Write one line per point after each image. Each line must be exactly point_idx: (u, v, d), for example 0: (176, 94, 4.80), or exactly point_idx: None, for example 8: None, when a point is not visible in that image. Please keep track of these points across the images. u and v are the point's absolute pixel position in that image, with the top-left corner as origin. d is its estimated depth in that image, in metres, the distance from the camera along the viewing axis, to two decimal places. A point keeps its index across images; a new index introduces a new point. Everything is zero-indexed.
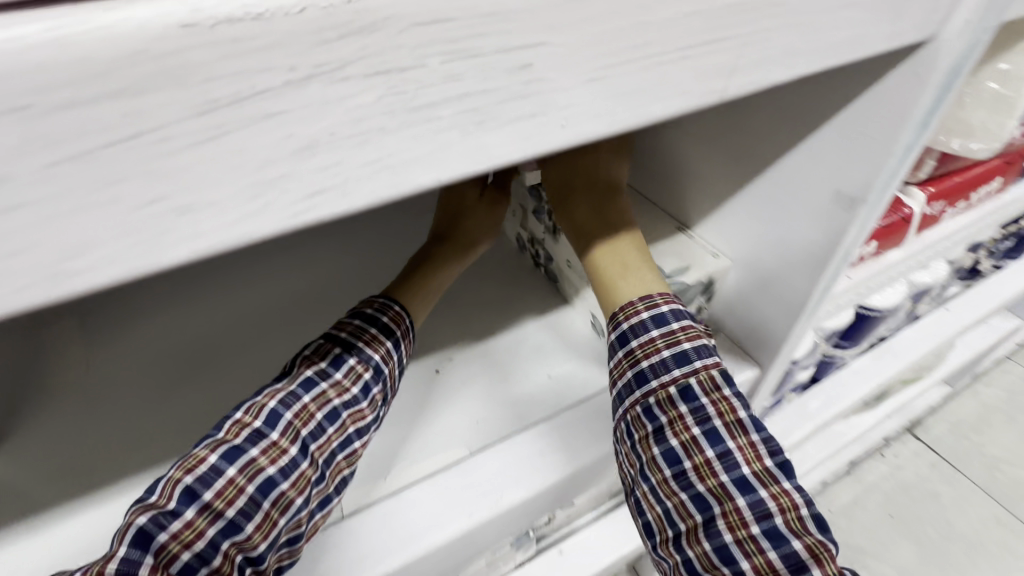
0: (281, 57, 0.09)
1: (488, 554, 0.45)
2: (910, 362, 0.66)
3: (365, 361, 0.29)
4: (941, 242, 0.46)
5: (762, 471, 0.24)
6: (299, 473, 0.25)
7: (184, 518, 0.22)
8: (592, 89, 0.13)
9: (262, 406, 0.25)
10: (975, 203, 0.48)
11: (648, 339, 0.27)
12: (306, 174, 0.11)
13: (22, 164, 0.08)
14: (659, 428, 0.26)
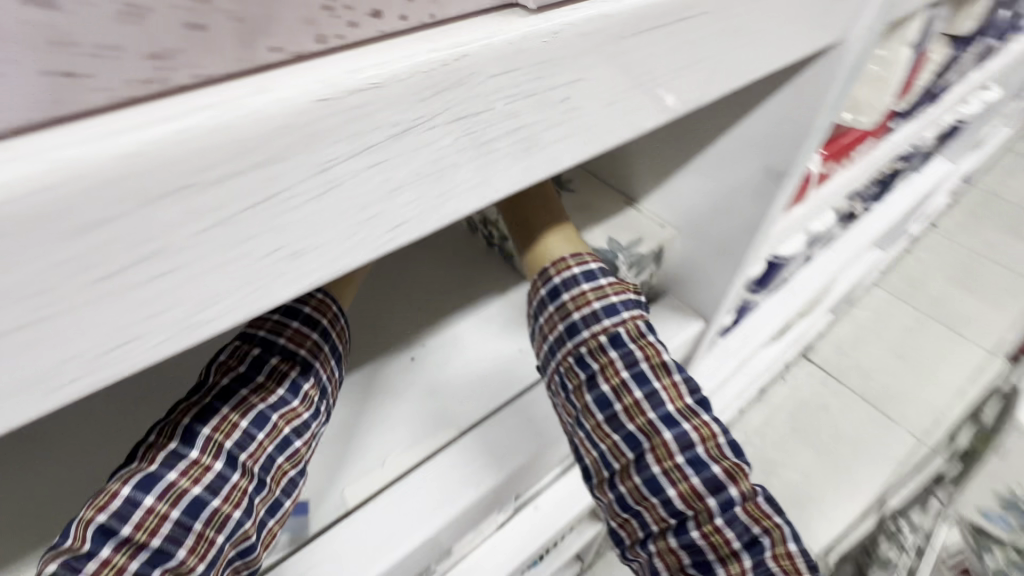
0: (381, 117, 0.12)
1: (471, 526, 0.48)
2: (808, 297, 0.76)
3: (291, 358, 0.28)
4: (834, 195, 0.54)
5: (680, 408, 0.31)
6: (231, 487, 0.24)
7: (145, 507, 0.22)
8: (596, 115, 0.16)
9: (175, 423, 0.24)
10: (860, 159, 0.57)
11: (585, 294, 0.32)
12: (393, 209, 0.14)
13: (196, 223, 0.12)
14: (591, 377, 0.31)
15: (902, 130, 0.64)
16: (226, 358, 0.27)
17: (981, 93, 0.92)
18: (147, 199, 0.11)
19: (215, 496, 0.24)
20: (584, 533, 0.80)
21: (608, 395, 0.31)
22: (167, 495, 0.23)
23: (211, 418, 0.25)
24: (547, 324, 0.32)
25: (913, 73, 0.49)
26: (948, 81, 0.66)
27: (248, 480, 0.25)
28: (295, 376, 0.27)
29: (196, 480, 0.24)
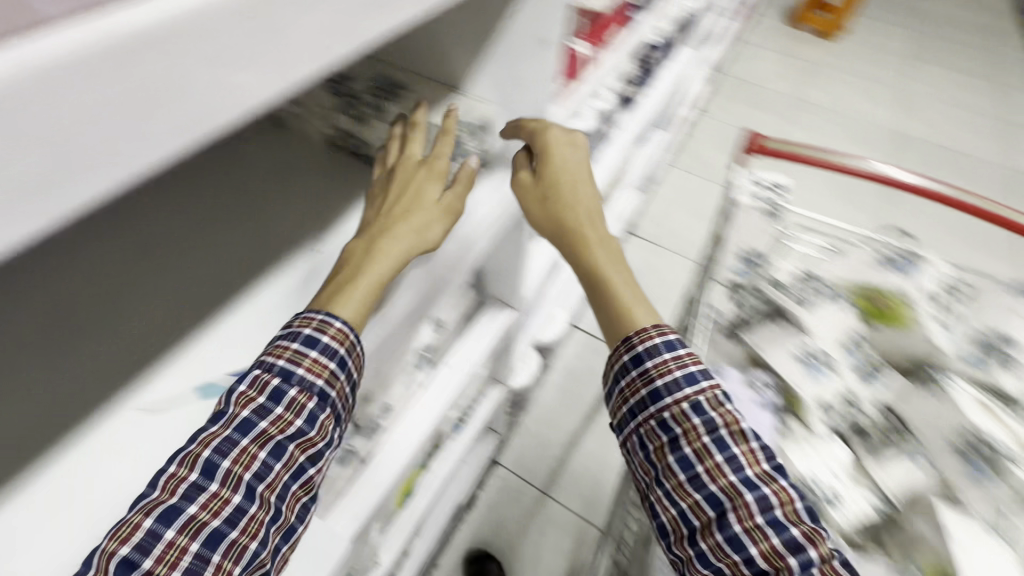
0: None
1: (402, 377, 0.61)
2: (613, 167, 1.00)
3: (308, 393, 0.39)
4: (605, 73, 0.75)
5: (757, 471, 0.45)
6: (248, 518, 0.35)
7: (165, 539, 0.32)
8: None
9: (195, 458, 0.34)
10: (617, 45, 0.78)
11: (665, 364, 0.49)
12: (353, 35, 0.26)
13: (240, 58, 0.21)
14: (676, 441, 0.47)
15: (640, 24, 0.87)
16: (246, 392, 0.37)
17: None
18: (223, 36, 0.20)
19: (232, 526, 0.34)
20: (493, 396, 0.99)
21: (687, 453, 0.47)
22: (184, 529, 0.33)
23: (228, 450, 0.35)
24: (628, 387, 0.51)
25: None
26: None
27: (263, 509, 0.36)
28: (311, 409, 0.39)
29: (215, 511, 0.34)
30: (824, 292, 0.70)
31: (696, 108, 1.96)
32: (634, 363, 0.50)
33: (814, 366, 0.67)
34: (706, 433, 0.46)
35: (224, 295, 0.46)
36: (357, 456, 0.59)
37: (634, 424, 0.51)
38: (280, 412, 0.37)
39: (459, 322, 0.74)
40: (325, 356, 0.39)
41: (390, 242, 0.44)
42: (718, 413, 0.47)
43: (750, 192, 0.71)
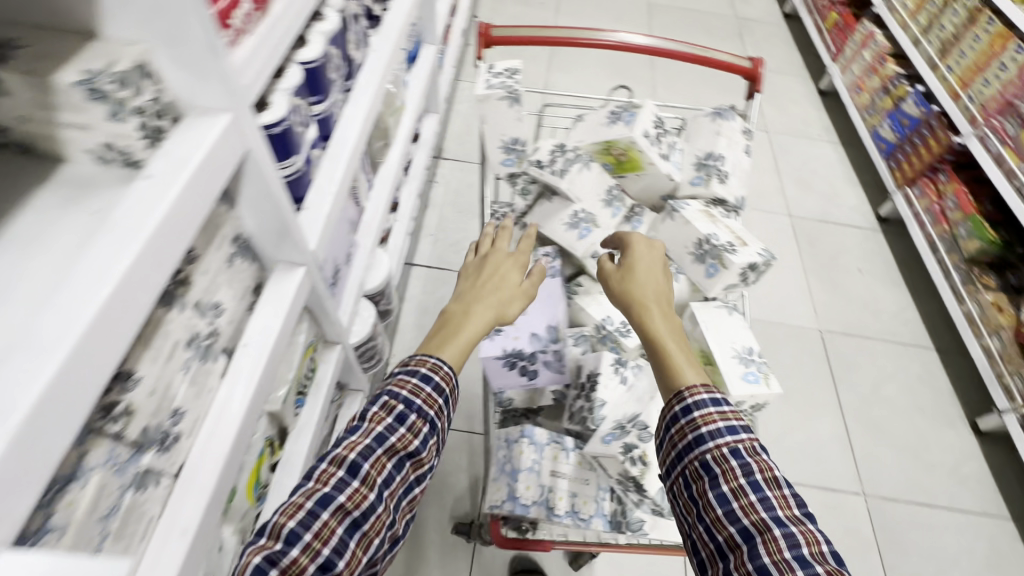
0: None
1: (187, 376, 0.55)
2: (372, 91, 0.97)
3: (421, 422, 0.62)
4: None
5: (788, 513, 0.50)
6: (376, 514, 0.56)
7: (325, 515, 0.53)
8: None
9: (343, 458, 0.56)
10: None
11: (709, 414, 0.56)
12: None
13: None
14: (715, 478, 0.54)
15: None
16: (379, 414, 0.60)
17: None
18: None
19: (364, 520, 0.55)
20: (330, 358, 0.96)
21: (724, 492, 0.53)
22: (335, 512, 0.54)
23: (366, 457, 0.57)
24: (676, 433, 0.58)
25: None
26: None
27: (384, 509, 0.57)
28: (423, 436, 0.61)
29: (355, 502, 0.55)
30: (576, 159, 0.75)
31: (459, 18, 1.95)
32: (684, 413, 0.58)
33: (583, 227, 0.75)
34: (741, 476, 0.53)
35: None
36: (164, 476, 0.53)
37: (681, 466, 0.57)
38: (403, 433, 0.60)
39: (244, 299, 0.68)
40: (434, 391, 0.64)
41: (472, 316, 0.67)
42: (755, 460, 0.54)
43: (490, 82, 0.74)
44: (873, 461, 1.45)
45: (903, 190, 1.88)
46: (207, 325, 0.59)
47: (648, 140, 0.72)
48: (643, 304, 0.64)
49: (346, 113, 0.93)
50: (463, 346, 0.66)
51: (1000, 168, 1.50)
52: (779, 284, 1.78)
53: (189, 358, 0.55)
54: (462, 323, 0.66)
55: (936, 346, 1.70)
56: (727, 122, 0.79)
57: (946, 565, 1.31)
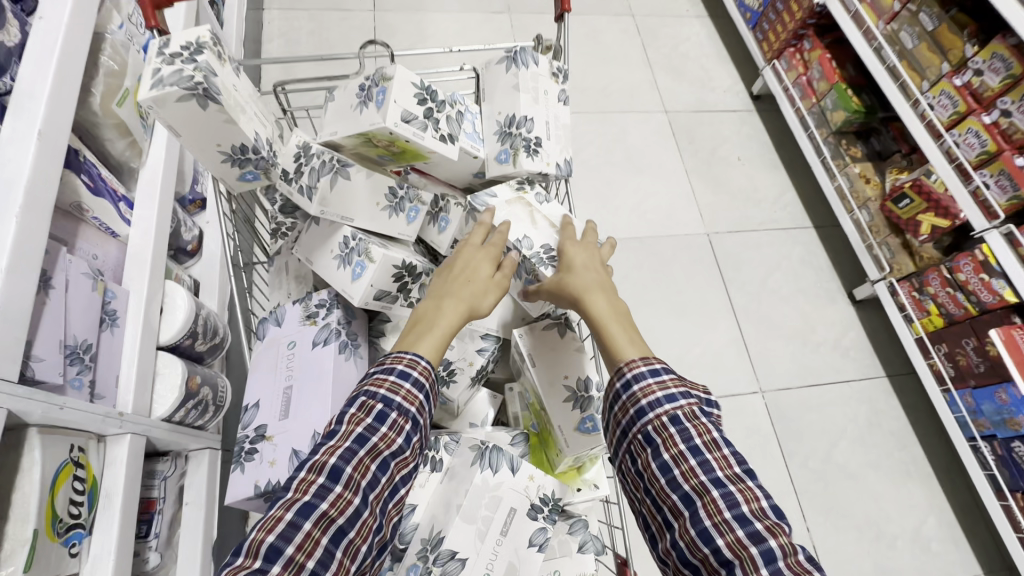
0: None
1: None
2: (43, 88, 0.66)
3: (405, 417, 0.56)
4: None
5: (728, 473, 0.52)
6: (362, 523, 0.51)
7: (305, 527, 0.48)
8: None
9: (323, 466, 0.51)
10: None
11: (648, 386, 0.58)
12: None
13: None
14: (657, 448, 0.55)
15: None
16: (359, 414, 0.54)
17: None
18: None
19: (351, 528, 0.50)
20: (121, 455, 0.75)
21: (667, 460, 0.54)
22: (318, 523, 0.48)
23: (349, 460, 0.52)
24: (620, 409, 0.59)
25: None
26: None
27: (371, 517, 0.52)
28: (406, 433, 0.56)
29: (339, 510, 0.49)
30: (326, 167, 0.58)
31: None
32: (626, 389, 0.59)
33: (355, 263, 0.62)
34: (681, 443, 0.54)
35: None
36: None
37: (626, 438, 0.58)
38: (386, 431, 0.54)
39: None
40: (415, 386, 0.57)
41: (444, 305, 0.61)
42: (693, 426, 0.55)
43: (158, 79, 0.49)
44: (766, 356, 1.49)
45: (772, 64, 1.78)
46: None
47: (413, 124, 0.53)
48: (577, 293, 0.63)
49: (4, 134, 0.63)
50: (439, 340, 0.60)
51: (859, 28, 1.41)
52: (662, 193, 1.69)
53: None
54: (437, 324, 0.61)
55: (814, 224, 1.71)
56: (524, 68, 0.60)
57: (834, 436, 1.41)
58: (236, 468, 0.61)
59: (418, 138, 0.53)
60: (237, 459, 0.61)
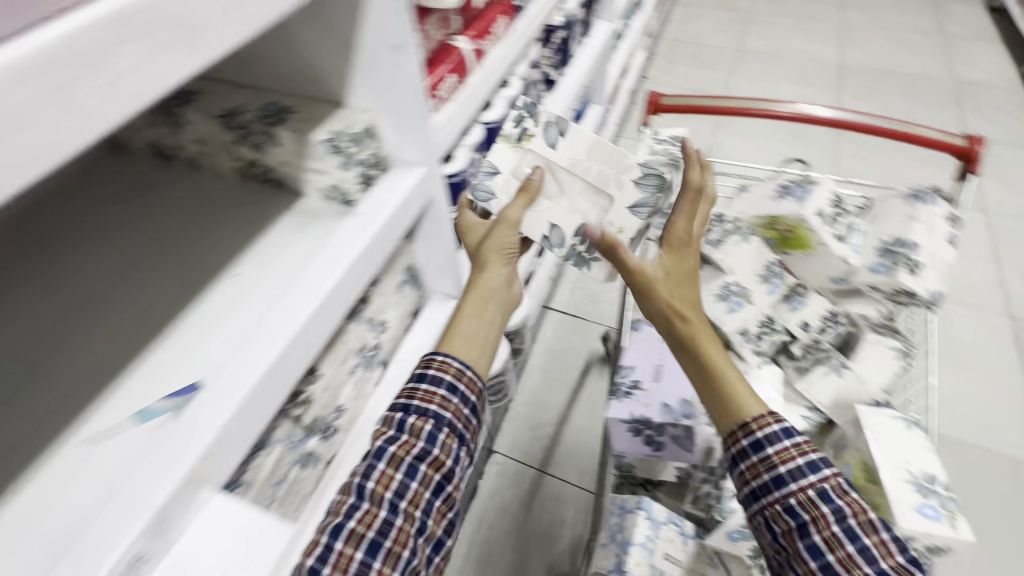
0: (99, 37, 0.24)
1: (351, 377, 0.65)
2: None
3: (423, 420, 0.55)
4: (498, 63, 0.77)
5: (895, 563, 0.47)
6: (398, 529, 0.50)
7: (337, 549, 0.48)
8: (232, 13, 0.31)
9: (351, 488, 0.52)
10: (503, 35, 0.80)
11: (785, 450, 0.53)
12: (162, 66, 0.28)
13: (38, 95, 0.23)
14: (804, 525, 0.50)
15: (531, 7, 0.89)
16: (380, 430, 0.56)
17: None
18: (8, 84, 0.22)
19: (386, 537, 0.50)
20: None
21: (817, 542, 0.49)
22: (349, 539, 0.49)
23: (371, 476, 0.52)
24: (750, 471, 0.55)
25: None
26: None
27: (408, 522, 0.51)
28: (429, 433, 0.55)
29: (368, 523, 0.50)
30: (734, 231, 0.73)
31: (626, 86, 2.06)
32: (757, 450, 0.54)
33: (734, 300, 0.71)
34: (836, 522, 0.49)
35: (158, 326, 0.51)
36: (322, 460, 0.62)
37: (761, 508, 0.54)
38: (404, 438, 0.54)
39: (404, 320, 0.77)
40: (432, 387, 0.57)
41: (474, 296, 0.64)
42: (847, 503, 0.49)
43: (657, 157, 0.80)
44: None
45: None
46: (373, 338, 0.68)
47: (820, 218, 0.68)
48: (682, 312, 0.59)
49: None
50: (472, 331, 0.62)
51: None
52: (990, 399, 1.42)
53: (354, 364, 0.65)
54: (484, 290, 0.65)
55: None
56: (925, 206, 0.70)
57: None
58: (614, 398, 0.74)
59: (819, 229, 0.68)
60: (616, 395, 0.75)
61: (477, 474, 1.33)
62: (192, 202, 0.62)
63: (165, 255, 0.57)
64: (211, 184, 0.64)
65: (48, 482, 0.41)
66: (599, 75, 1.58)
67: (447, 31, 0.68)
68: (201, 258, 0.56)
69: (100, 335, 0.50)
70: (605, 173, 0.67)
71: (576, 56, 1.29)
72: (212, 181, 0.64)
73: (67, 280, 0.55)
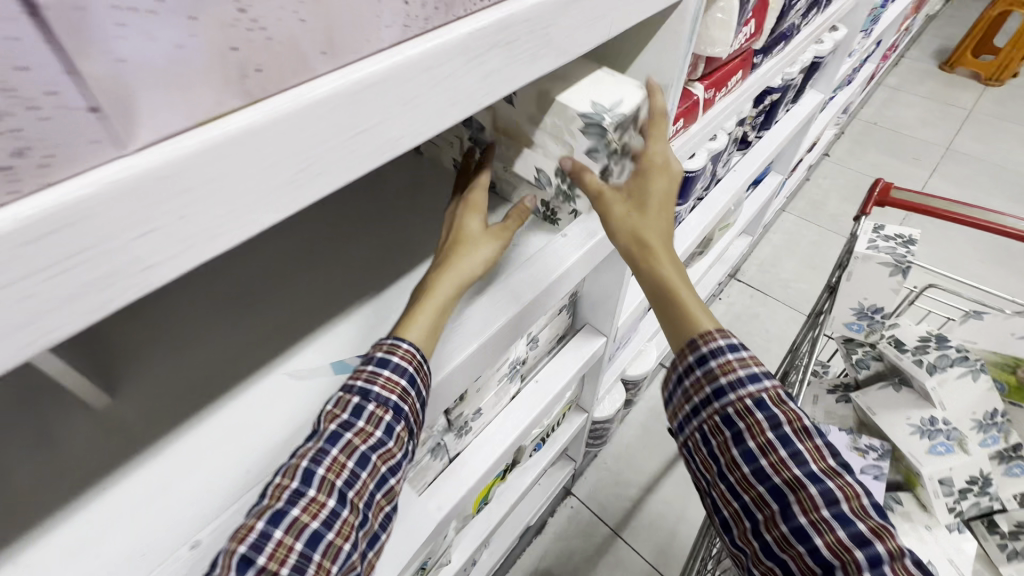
0: (484, 39, 0.26)
1: (497, 385, 0.65)
2: (718, 209, 1.03)
3: (382, 408, 0.43)
4: (717, 117, 0.74)
5: (825, 466, 0.41)
6: (341, 521, 0.40)
7: (275, 538, 0.37)
8: (567, 38, 0.31)
9: (296, 471, 0.40)
10: (732, 90, 0.77)
11: (728, 362, 0.45)
12: (507, 72, 0.29)
13: (428, 80, 0.25)
14: (739, 433, 0.44)
15: (763, 66, 0.84)
16: (332, 411, 0.43)
17: (831, 34, 1.20)
18: (416, 70, 0.24)
19: (330, 528, 0.39)
20: (574, 422, 1.00)
21: (751, 448, 0.43)
22: (290, 529, 0.38)
23: (322, 460, 0.41)
24: (693, 388, 0.47)
25: (755, 18, 0.67)
26: (796, 25, 0.87)
27: (354, 514, 0.41)
28: (388, 421, 0.43)
29: (314, 513, 0.39)
30: (961, 361, 0.63)
31: (809, 161, 1.91)
32: (699, 364, 0.46)
33: (939, 441, 0.61)
34: (770, 428, 0.42)
35: (362, 289, 0.54)
36: (446, 456, 0.63)
37: (698, 423, 0.47)
38: (363, 424, 0.43)
39: (551, 343, 0.76)
40: (398, 373, 0.44)
41: (451, 273, 0.49)
42: (782, 411, 0.43)
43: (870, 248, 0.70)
44: None
45: None
46: (523, 351, 0.68)
47: None
48: (647, 239, 0.47)
49: (688, 221, 1.01)
50: (435, 323, 0.47)
51: None
52: None
53: (503, 375, 0.65)
54: (460, 272, 0.49)
55: None
56: None
57: None
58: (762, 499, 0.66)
59: None
60: None
61: (549, 510, 1.28)
62: (409, 183, 0.67)
63: (379, 225, 0.62)
64: (430, 171, 0.69)
65: (253, 407, 0.46)
66: (792, 144, 1.47)
67: (688, 76, 0.67)
68: (410, 238, 0.60)
69: (315, 282, 0.55)
70: (558, 126, 0.49)
71: (778, 121, 1.21)
72: (431, 169, 0.69)
73: (296, 220, 0.61)
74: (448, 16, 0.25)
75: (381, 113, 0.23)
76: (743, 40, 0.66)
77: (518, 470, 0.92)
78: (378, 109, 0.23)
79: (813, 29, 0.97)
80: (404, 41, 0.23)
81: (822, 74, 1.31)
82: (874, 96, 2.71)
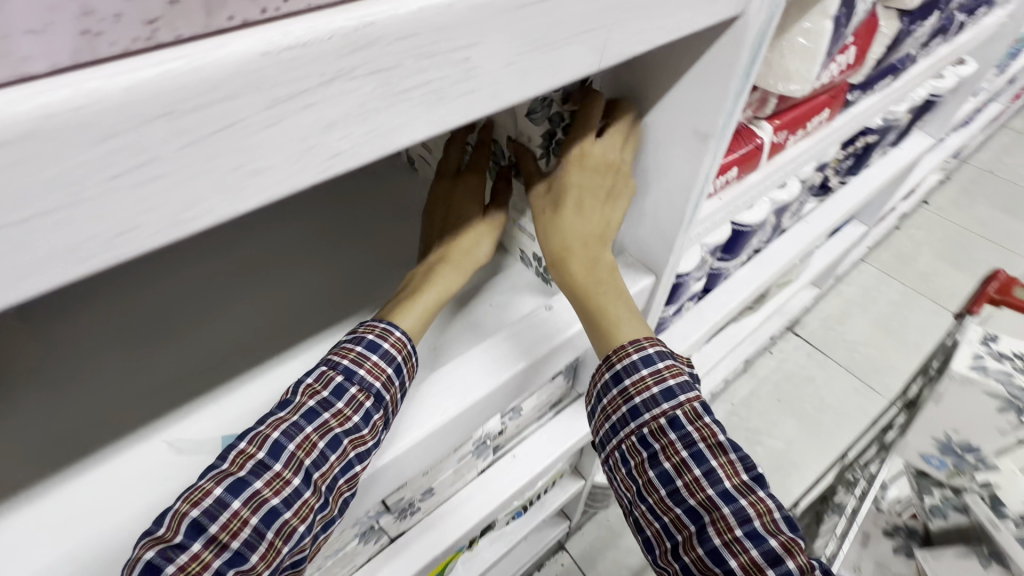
0: (310, 69, 0.14)
1: (455, 465, 0.54)
2: (778, 266, 0.85)
3: (367, 392, 0.35)
4: (789, 165, 0.58)
5: (739, 483, 0.34)
6: (302, 503, 0.32)
7: (232, 509, 0.30)
8: (508, 69, 0.19)
9: (265, 438, 0.32)
10: (812, 131, 0.60)
11: (641, 378, 0.37)
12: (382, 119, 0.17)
13: (178, 140, 0.13)
14: (654, 454, 0.36)
15: (860, 103, 0.66)
16: (311, 383, 0.34)
17: (955, 68, 0.98)
18: (136, 120, 0.13)
19: (288, 508, 0.31)
20: (568, 488, 0.86)
21: (666, 470, 0.35)
22: (249, 502, 0.31)
23: (295, 434, 0.32)
24: (609, 405, 0.39)
25: (857, 44, 0.51)
26: (912, 55, 0.68)
27: (316, 498, 0.32)
28: (369, 407, 0.34)
29: (277, 490, 0.31)
30: None
31: (902, 209, 1.65)
32: (614, 381, 0.39)
33: None
34: (685, 447, 0.35)
35: (292, 342, 0.44)
36: (385, 535, 0.53)
37: (614, 442, 0.39)
38: (342, 406, 0.34)
39: (540, 411, 0.63)
40: (387, 360, 0.36)
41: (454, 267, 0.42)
42: (698, 428, 0.35)
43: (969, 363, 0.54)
44: None
45: None
46: (499, 424, 0.57)
47: None
48: (560, 245, 0.40)
49: (738, 275, 0.85)
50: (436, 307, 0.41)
51: None
52: None
53: (464, 454, 0.53)
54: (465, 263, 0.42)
55: None
56: None
57: None
58: None
59: None
60: None
61: (536, 564, 1.16)
62: (395, 206, 0.56)
63: (340, 255, 0.51)
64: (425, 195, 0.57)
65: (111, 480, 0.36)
66: (885, 192, 1.25)
67: (754, 113, 0.52)
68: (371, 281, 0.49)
69: (243, 322, 0.45)
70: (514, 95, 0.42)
71: (871, 165, 1.01)
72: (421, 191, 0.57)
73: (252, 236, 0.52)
74: (216, 23, 0.13)
75: (41, 194, 0.12)
76: (835, 72, 0.50)
77: (493, 535, 0.81)
78: (34, 187, 0.12)
79: (935, 61, 0.77)
80: (97, 65, 0.12)
81: (935, 113, 1.09)
82: (994, 140, 2.33)
